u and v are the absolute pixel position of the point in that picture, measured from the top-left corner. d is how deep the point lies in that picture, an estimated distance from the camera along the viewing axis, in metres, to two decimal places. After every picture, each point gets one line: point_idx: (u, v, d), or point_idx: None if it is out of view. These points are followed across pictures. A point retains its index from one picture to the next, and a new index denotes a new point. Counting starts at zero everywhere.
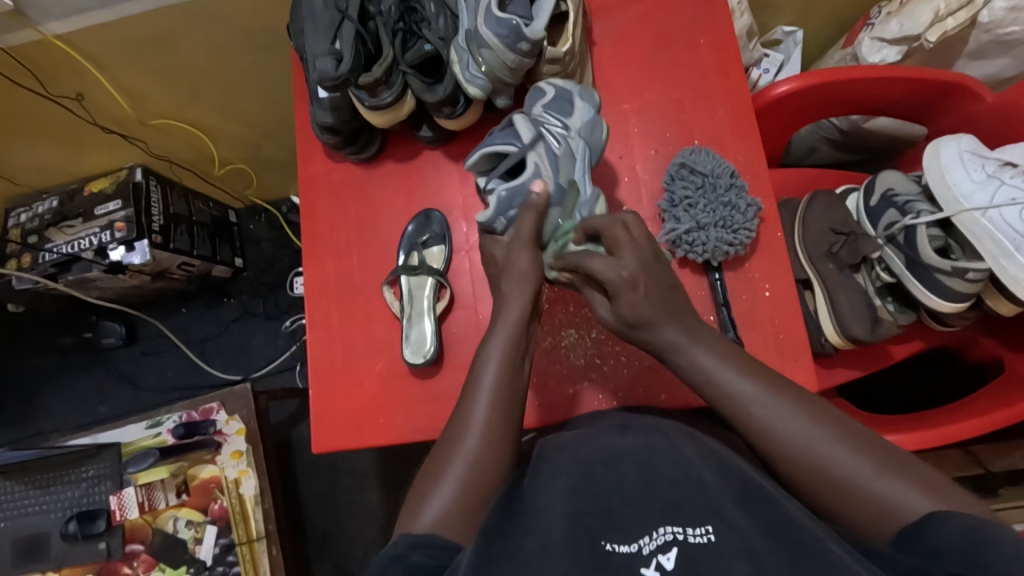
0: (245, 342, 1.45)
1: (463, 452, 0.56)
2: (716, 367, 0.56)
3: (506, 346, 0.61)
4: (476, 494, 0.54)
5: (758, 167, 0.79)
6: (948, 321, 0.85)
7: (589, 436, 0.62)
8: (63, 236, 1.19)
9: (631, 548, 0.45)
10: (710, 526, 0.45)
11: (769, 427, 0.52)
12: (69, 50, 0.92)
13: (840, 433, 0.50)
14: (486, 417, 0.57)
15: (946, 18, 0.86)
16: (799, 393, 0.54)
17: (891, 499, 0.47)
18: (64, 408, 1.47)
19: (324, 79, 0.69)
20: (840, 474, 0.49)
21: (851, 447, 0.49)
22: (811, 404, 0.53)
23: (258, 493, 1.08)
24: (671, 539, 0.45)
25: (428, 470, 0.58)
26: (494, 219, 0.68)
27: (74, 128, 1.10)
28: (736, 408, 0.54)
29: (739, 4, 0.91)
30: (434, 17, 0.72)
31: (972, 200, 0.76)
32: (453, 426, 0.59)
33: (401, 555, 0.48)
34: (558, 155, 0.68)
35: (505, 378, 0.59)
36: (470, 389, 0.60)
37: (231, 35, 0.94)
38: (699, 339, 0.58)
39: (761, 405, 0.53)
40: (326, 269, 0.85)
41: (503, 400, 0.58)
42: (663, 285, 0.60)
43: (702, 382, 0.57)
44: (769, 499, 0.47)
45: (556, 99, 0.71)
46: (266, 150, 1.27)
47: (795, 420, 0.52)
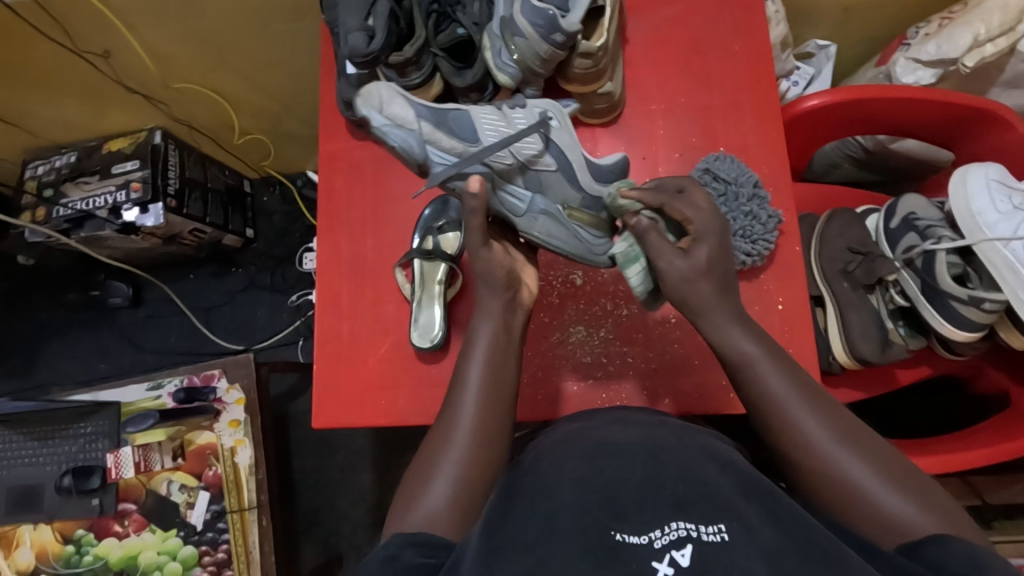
0: (250, 313, 1.46)
1: (452, 450, 0.57)
2: (760, 359, 0.57)
3: (487, 349, 0.62)
4: (465, 490, 0.55)
5: (781, 179, 0.78)
6: (957, 351, 0.83)
7: (588, 426, 0.63)
8: (79, 192, 1.20)
9: (642, 539, 0.45)
10: (724, 525, 0.45)
11: (797, 423, 0.53)
12: (99, 6, 0.91)
13: (862, 452, 0.51)
14: (473, 415, 0.59)
15: (986, 43, 0.85)
16: (831, 404, 0.54)
17: (888, 512, 0.48)
18: (66, 364, 1.48)
19: (354, 55, 0.67)
20: (845, 476, 0.50)
21: (868, 458, 0.50)
22: (840, 416, 0.53)
23: (252, 463, 1.09)
24: (684, 535, 0.44)
25: (422, 458, 0.59)
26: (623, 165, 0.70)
27: (97, 84, 1.10)
28: (766, 404, 0.55)
29: (776, 12, 0.90)
30: (470, 1, 0.71)
31: (995, 229, 0.75)
32: (442, 422, 0.60)
33: (394, 556, 0.49)
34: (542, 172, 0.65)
35: (487, 374, 0.61)
36: (455, 388, 0.61)
37: (262, 6, 0.94)
38: (736, 317, 0.59)
39: (791, 403, 0.54)
40: (340, 246, 0.85)
41: (488, 394, 0.60)
42: (725, 255, 0.61)
43: (743, 370, 0.57)
44: (774, 496, 0.48)
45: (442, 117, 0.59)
46: (286, 123, 1.27)
47: (819, 421, 0.53)
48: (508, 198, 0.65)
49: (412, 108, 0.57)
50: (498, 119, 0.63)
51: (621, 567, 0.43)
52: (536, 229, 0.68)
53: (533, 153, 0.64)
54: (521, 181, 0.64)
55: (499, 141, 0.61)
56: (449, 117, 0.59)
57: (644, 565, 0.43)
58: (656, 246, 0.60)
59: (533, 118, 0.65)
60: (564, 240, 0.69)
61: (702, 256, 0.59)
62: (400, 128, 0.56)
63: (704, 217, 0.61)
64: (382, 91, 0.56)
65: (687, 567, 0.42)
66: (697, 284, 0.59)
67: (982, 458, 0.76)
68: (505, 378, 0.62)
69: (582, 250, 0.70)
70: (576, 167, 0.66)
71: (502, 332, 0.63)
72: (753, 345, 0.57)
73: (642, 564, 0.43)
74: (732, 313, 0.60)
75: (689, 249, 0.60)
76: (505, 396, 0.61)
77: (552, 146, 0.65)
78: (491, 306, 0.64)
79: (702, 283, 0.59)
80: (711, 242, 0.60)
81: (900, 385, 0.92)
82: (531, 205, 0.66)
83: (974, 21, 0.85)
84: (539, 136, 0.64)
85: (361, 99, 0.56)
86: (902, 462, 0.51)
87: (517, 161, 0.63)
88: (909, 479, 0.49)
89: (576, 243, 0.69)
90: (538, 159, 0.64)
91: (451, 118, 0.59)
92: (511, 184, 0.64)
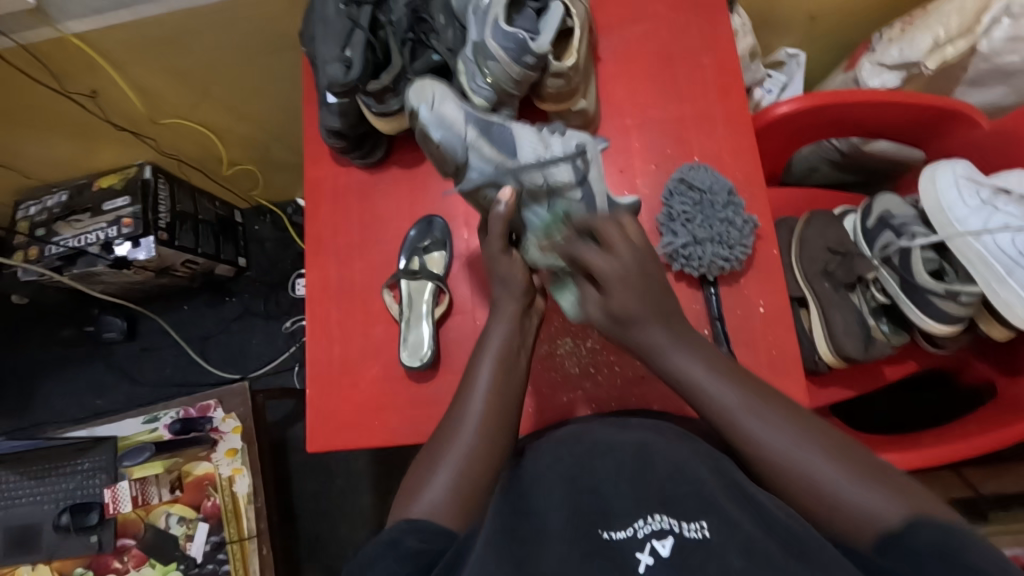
0: (245, 341, 1.47)
1: (457, 444, 0.59)
2: (709, 376, 0.57)
3: (496, 350, 0.64)
4: (468, 481, 0.56)
5: (755, 185, 0.80)
6: (941, 344, 0.85)
7: (588, 428, 0.64)
8: (71, 229, 1.21)
9: (627, 532, 0.47)
10: (706, 520, 0.46)
11: (749, 435, 0.53)
12: (85, 48, 0.94)
13: (823, 446, 0.51)
14: (481, 410, 0.60)
15: (946, 45, 0.88)
16: (790, 407, 0.55)
17: (862, 508, 0.47)
18: (62, 401, 1.48)
19: (334, 85, 0.71)
20: (814, 478, 0.50)
21: (835, 459, 0.50)
22: (797, 415, 0.54)
23: (250, 492, 1.09)
24: (667, 528, 0.46)
25: (425, 455, 0.61)
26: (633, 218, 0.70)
27: (86, 123, 1.12)
28: (726, 420, 0.55)
29: (742, 25, 0.92)
30: (443, 28, 0.73)
31: (966, 224, 0.77)
32: (448, 419, 0.62)
33: (396, 540, 0.51)
34: (562, 200, 0.65)
35: (497, 372, 0.62)
36: (464, 389, 0.63)
37: (244, 40, 0.96)
38: (683, 344, 0.60)
39: (749, 413, 0.54)
40: (328, 271, 0.86)
41: (498, 392, 0.62)
42: (652, 269, 0.60)
43: (695, 391, 0.58)
44: (756, 494, 0.49)
45: (490, 126, 0.66)
46: (273, 152, 1.30)
47: (778, 427, 0.53)
48: (529, 216, 0.66)
49: (463, 114, 0.66)
50: (538, 144, 0.65)
51: (607, 560, 0.45)
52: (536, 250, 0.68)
53: (564, 182, 0.64)
54: (545, 205, 0.66)
55: (531, 158, 0.65)
56: (493, 128, 0.66)
57: (629, 558, 0.45)
58: (586, 295, 0.62)
59: (569, 148, 0.65)
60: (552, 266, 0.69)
61: (621, 299, 0.59)
62: (446, 124, 0.65)
63: (620, 258, 0.59)
64: (437, 90, 0.67)
65: (666, 557, 0.44)
66: (631, 319, 0.59)
67: (976, 448, 0.77)
68: (514, 375, 0.63)
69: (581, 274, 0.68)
70: (603, 208, 0.65)
71: (514, 332, 0.65)
72: (698, 369, 0.58)
73: (627, 558, 0.45)
74: (681, 342, 0.60)
75: (607, 294, 0.60)
76: (513, 393, 0.63)
77: (584, 183, 0.65)
78: (505, 309, 0.66)
79: (641, 320, 0.59)
80: (621, 283, 0.58)
81: (887, 381, 0.93)
82: (547, 226, 0.66)
83: (932, 26, 0.89)
84: (571, 167, 0.64)
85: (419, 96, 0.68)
86: (865, 456, 0.51)
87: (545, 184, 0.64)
88: (871, 470, 0.49)
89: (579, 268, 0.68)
90: (565, 188, 0.64)
91: (492, 129, 0.66)
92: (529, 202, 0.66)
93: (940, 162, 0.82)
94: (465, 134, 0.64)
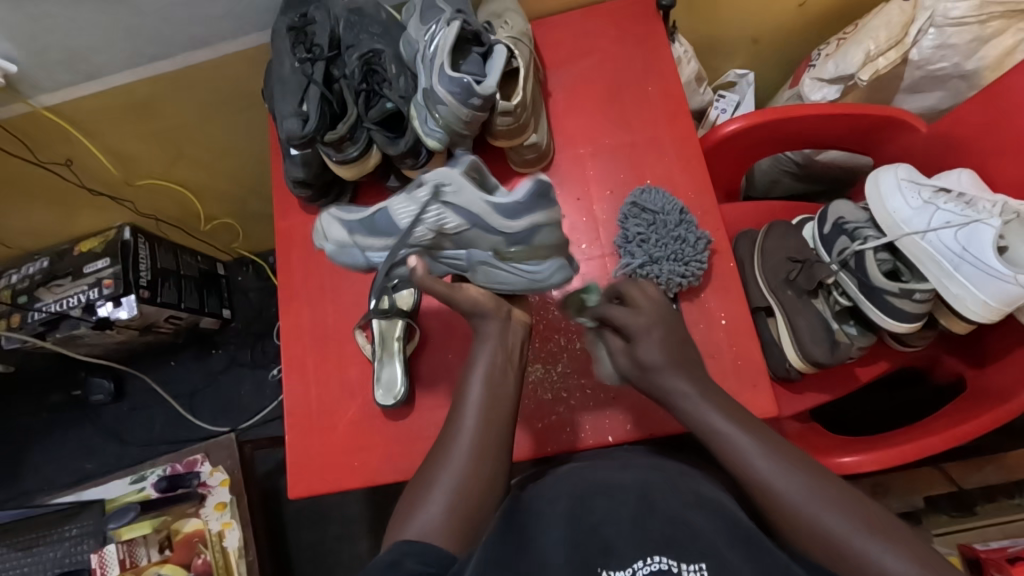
0: (233, 392, 1.47)
1: (453, 465, 0.59)
2: (728, 425, 0.61)
3: (486, 367, 0.65)
4: (463, 505, 0.57)
5: (707, 202, 0.83)
6: (909, 342, 0.87)
7: (590, 467, 0.67)
8: (52, 294, 1.23)
9: (627, 573, 0.52)
10: (704, 563, 0.51)
11: (774, 484, 0.57)
12: (58, 120, 0.97)
13: (833, 499, 0.55)
14: (476, 428, 0.61)
15: (877, 57, 0.93)
16: (801, 458, 0.58)
17: (877, 565, 0.51)
18: (52, 467, 1.47)
19: (291, 138, 0.74)
20: (830, 531, 0.53)
21: (841, 508, 0.54)
22: (803, 463, 0.58)
23: (241, 545, 1.08)
24: (665, 569, 0.51)
25: (419, 477, 0.61)
26: (530, 201, 0.64)
27: (63, 191, 1.15)
28: (739, 464, 0.59)
29: (685, 53, 0.97)
30: (395, 77, 0.76)
31: (911, 224, 0.80)
32: (444, 438, 0.63)
33: (396, 564, 0.51)
34: (467, 232, 0.67)
35: (488, 389, 0.63)
36: (457, 405, 0.64)
37: (211, 101, 1.00)
38: (703, 395, 0.64)
39: (763, 462, 0.58)
40: (301, 316, 0.88)
41: (489, 408, 0.62)
42: (678, 330, 0.69)
43: (713, 437, 0.61)
44: (760, 543, 0.53)
45: (365, 224, 0.69)
46: (250, 205, 1.33)
47: (791, 477, 0.57)
48: (447, 259, 0.71)
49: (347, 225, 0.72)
50: (409, 207, 0.66)
51: None
52: (479, 278, 0.71)
53: (448, 223, 0.66)
54: (449, 246, 0.69)
55: (409, 222, 0.66)
56: (374, 220, 0.68)
57: None
58: (612, 346, 0.70)
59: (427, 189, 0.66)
60: (508, 277, 0.69)
61: (657, 350, 0.65)
62: (345, 247, 0.73)
63: (647, 314, 0.68)
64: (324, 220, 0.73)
65: None
66: (659, 374, 0.65)
67: (942, 442, 0.79)
68: (504, 392, 0.64)
69: (526, 282, 0.70)
70: (487, 219, 0.65)
71: (500, 348, 0.66)
72: (721, 416, 0.62)
73: None
74: (692, 380, 0.65)
75: (633, 347, 0.67)
76: (506, 413, 0.63)
77: (456, 209, 0.65)
78: (487, 329, 0.67)
79: (673, 374, 0.65)
80: (660, 332, 0.66)
81: (861, 383, 0.94)
82: (469, 259, 0.70)
83: (863, 40, 0.93)
84: (438, 205, 0.65)
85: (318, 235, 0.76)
86: (873, 508, 0.54)
87: (436, 234, 0.67)
88: (885, 529, 0.53)
89: (520, 278, 0.70)
90: (447, 223, 0.66)
91: (374, 223, 0.69)
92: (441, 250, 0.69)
93: (887, 166, 0.86)
94: (354, 244, 0.71)
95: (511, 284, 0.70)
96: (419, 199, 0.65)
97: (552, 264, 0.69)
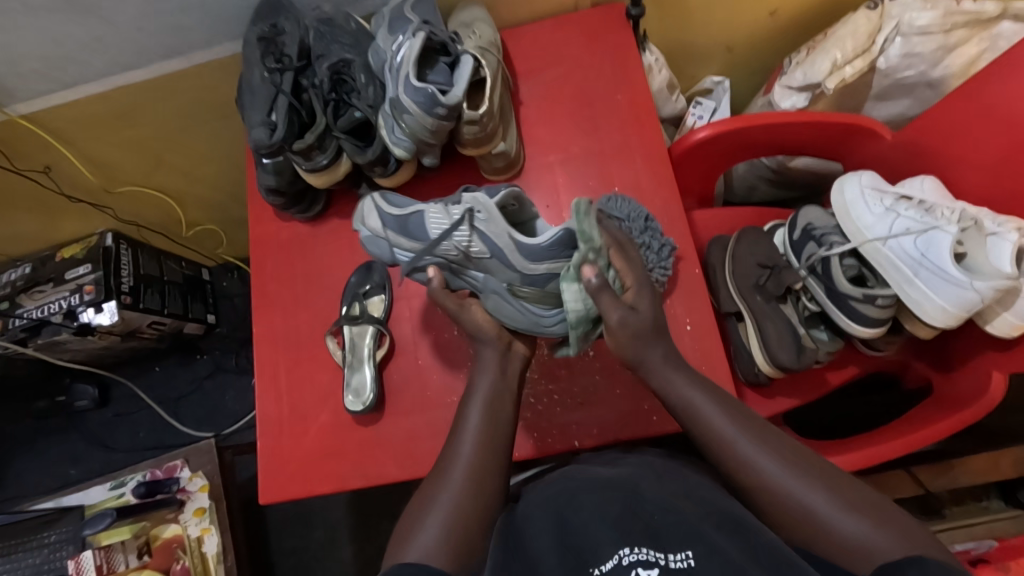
0: (217, 398, 1.47)
1: (450, 487, 0.61)
2: (715, 410, 0.64)
3: (485, 395, 0.68)
4: (459, 528, 0.58)
5: (674, 209, 0.84)
6: (876, 346, 0.88)
7: (581, 470, 0.67)
8: (34, 301, 1.23)
9: (614, 561, 0.50)
10: (691, 550, 0.50)
11: (750, 460, 0.59)
12: (34, 127, 0.98)
13: (806, 476, 0.57)
14: (471, 453, 0.63)
15: (844, 66, 0.94)
16: (775, 435, 0.61)
17: (855, 538, 0.52)
18: (36, 475, 1.47)
19: (260, 146, 0.76)
20: (806, 508, 0.55)
21: (815, 482, 0.56)
22: (775, 441, 0.60)
23: (219, 552, 1.09)
24: (651, 561, 0.49)
25: (417, 502, 0.62)
26: (555, 246, 0.66)
27: (44, 198, 1.16)
28: (719, 443, 0.62)
29: (656, 61, 0.98)
30: (364, 87, 0.77)
31: (873, 231, 0.81)
32: (441, 462, 0.65)
33: None
34: (490, 259, 0.68)
35: (484, 414, 0.66)
36: (455, 434, 0.66)
37: (189, 109, 1.01)
38: (676, 366, 0.68)
39: (740, 441, 0.61)
40: (274, 322, 0.88)
41: (486, 434, 0.65)
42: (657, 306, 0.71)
43: (691, 416, 0.65)
44: (748, 529, 0.52)
45: (400, 220, 0.70)
46: (232, 211, 1.34)
47: (766, 455, 0.59)
48: (468, 277, 0.72)
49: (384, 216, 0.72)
50: (443, 218, 0.66)
51: None
52: (488, 304, 0.72)
53: (475, 248, 0.67)
54: (472, 268, 0.70)
55: (438, 235, 0.67)
56: (409, 221, 0.69)
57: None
58: (605, 302, 0.66)
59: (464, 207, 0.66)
60: (513, 315, 0.71)
61: (646, 309, 0.69)
62: (376, 238, 0.73)
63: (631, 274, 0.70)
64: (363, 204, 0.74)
65: None
66: (644, 342, 0.68)
67: (900, 448, 0.79)
68: (500, 417, 0.67)
69: (531, 322, 0.71)
70: (507, 254, 0.66)
71: (496, 377, 0.69)
72: (698, 395, 0.66)
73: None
74: (666, 356, 0.69)
75: (634, 302, 0.69)
76: (500, 438, 0.65)
77: (484, 236, 0.66)
78: (484, 356, 0.71)
79: (651, 339, 0.69)
80: (649, 295, 0.70)
81: (832, 388, 0.95)
82: (484, 285, 0.71)
83: (830, 49, 0.94)
84: (468, 228, 0.66)
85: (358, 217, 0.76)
86: (851, 488, 0.55)
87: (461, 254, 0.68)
88: (862, 507, 0.54)
89: (526, 317, 0.71)
90: (473, 248, 0.67)
91: (407, 224, 0.69)
92: (465, 268, 0.71)
93: (851, 173, 0.87)
94: (386, 239, 0.71)
95: (515, 322, 0.72)
96: (455, 214, 0.66)
97: (559, 312, 0.72)
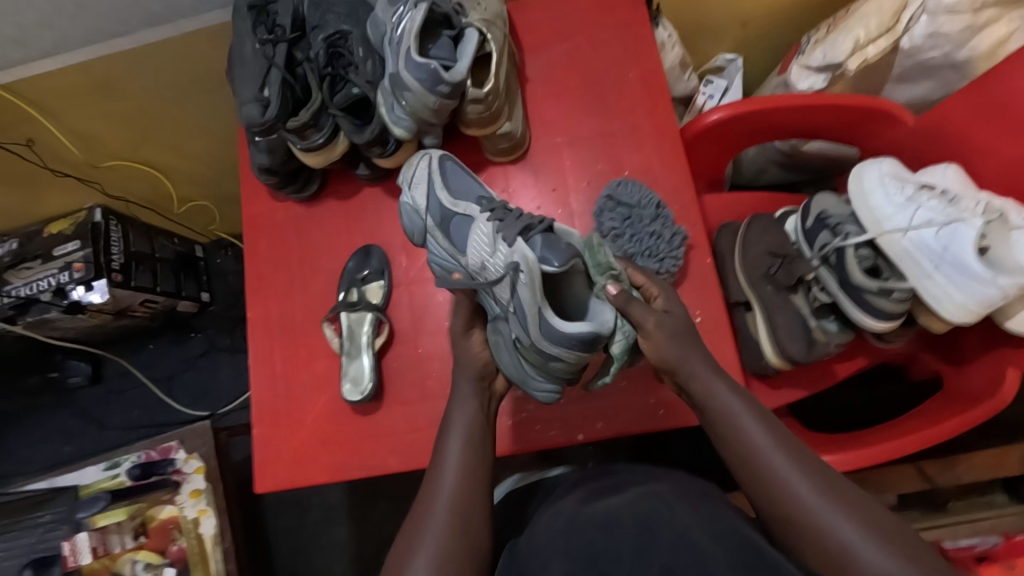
0: (212, 377, 1.45)
1: (433, 522, 0.56)
2: (749, 417, 0.60)
3: (465, 423, 0.64)
4: (451, 563, 0.54)
5: (685, 196, 0.81)
6: (886, 338, 0.86)
7: (582, 507, 0.64)
8: (21, 278, 1.20)
9: None
10: None
11: (784, 482, 0.56)
12: (13, 98, 0.93)
13: (846, 508, 0.54)
14: (455, 486, 0.59)
15: (867, 46, 0.90)
16: (813, 459, 0.58)
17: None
18: (30, 451, 1.45)
19: (251, 124, 0.72)
20: (842, 542, 0.52)
21: (850, 512, 0.53)
22: (814, 463, 0.57)
23: (217, 533, 1.07)
24: None
25: (403, 536, 0.57)
26: (572, 344, 0.60)
27: (28, 172, 1.12)
28: (751, 460, 0.59)
29: (669, 38, 0.94)
30: (362, 61, 0.73)
31: (892, 221, 0.77)
32: (424, 493, 0.60)
33: None
34: (513, 313, 0.63)
35: (467, 444, 0.62)
36: (434, 465, 0.62)
37: (177, 80, 0.96)
38: (716, 373, 0.64)
39: (773, 456, 0.58)
40: (269, 307, 0.85)
41: (470, 466, 0.60)
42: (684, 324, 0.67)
43: (728, 427, 0.61)
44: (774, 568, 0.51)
45: (452, 220, 0.71)
46: (224, 187, 1.29)
47: (804, 480, 0.56)
48: (489, 302, 0.68)
49: (429, 201, 0.74)
50: (485, 245, 0.66)
51: None
52: (491, 333, 0.68)
53: (497, 287, 0.63)
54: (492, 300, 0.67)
55: (477, 257, 0.67)
56: (453, 221, 0.71)
57: None
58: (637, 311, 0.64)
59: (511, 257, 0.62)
60: (505, 356, 0.67)
61: (663, 307, 0.68)
62: (414, 212, 0.75)
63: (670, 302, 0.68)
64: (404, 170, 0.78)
65: None
66: (681, 347, 0.64)
67: (909, 444, 0.78)
68: (483, 444, 0.63)
69: (518, 376, 0.67)
70: (529, 326, 0.60)
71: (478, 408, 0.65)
72: (735, 401, 0.61)
73: None
74: (703, 358, 0.64)
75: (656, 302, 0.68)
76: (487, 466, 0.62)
77: (519, 296, 0.60)
78: (461, 387, 0.66)
79: (675, 341, 0.64)
80: (668, 294, 0.69)
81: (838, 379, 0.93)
82: (498, 318, 0.67)
83: (852, 28, 0.90)
84: (508, 280, 0.61)
85: (407, 171, 0.78)
86: (886, 522, 0.53)
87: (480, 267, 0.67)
88: (898, 544, 0.51)
89: (515, 370, 0.66)
90: (503, 293, 0.63)
91: (450, 222, 0.72)
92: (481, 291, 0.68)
93: (873, 159, 0.83)
94: (424, 221, 0.74)
95: (501, 361, 0.67)
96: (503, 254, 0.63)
97: (550, 386, 0.67)
